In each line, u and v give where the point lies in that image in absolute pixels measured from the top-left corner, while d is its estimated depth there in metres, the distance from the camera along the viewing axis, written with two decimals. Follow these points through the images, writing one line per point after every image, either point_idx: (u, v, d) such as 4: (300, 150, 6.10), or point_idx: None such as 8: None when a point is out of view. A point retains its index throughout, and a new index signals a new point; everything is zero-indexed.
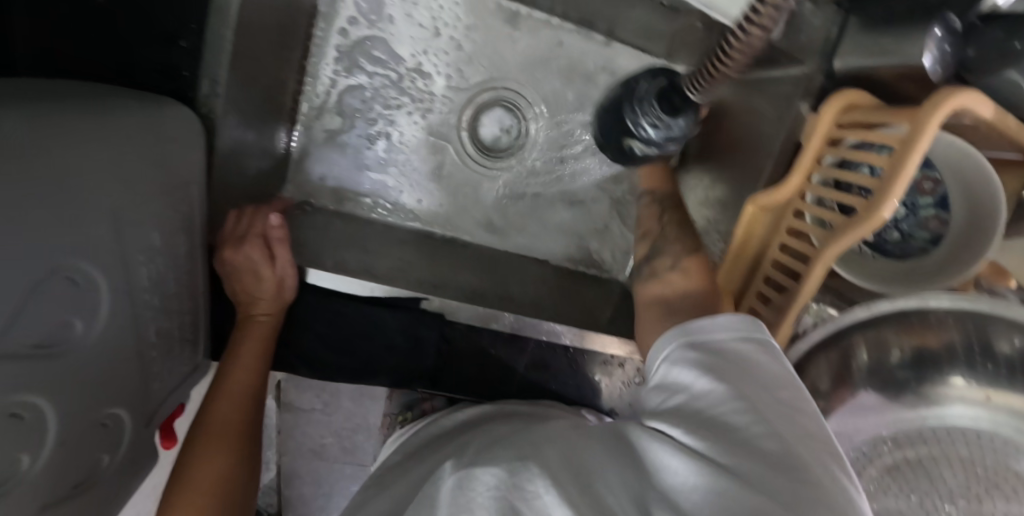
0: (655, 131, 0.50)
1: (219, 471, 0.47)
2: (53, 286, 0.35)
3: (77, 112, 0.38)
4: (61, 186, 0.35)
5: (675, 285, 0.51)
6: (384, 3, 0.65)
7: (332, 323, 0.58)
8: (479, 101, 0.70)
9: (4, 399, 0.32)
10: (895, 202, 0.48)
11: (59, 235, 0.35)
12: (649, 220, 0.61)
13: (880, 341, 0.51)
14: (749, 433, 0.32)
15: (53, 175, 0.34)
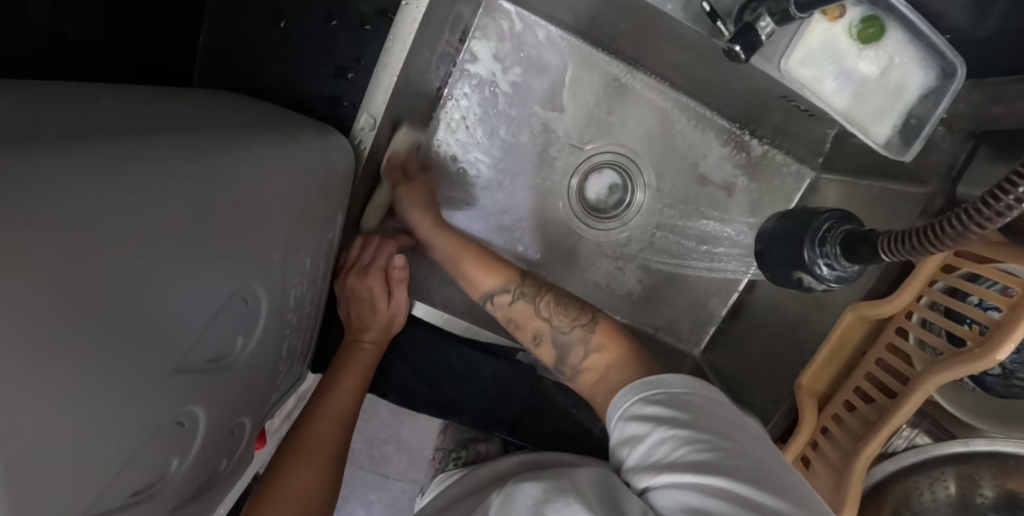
0: (826, 273, 0.49)
1: (311, 489, 0.49)
2: (230, 307, 0.38)
3: (273, 145, 0.41)
4: (252, 216, 0.38)
5: (603, 363, 0.48)
6: (520, 62, 0.69)
7: (428, 358, 0.60)
8: (594, 164, 0.73)
9: (176, 409, 0.35)
10: (1011, 348, 0.47)
11: (243, 261, 0.38)
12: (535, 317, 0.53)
13: (970, 477, 0.51)
14: (751, 474, 0.35)
15: (250, 207, 0.37)
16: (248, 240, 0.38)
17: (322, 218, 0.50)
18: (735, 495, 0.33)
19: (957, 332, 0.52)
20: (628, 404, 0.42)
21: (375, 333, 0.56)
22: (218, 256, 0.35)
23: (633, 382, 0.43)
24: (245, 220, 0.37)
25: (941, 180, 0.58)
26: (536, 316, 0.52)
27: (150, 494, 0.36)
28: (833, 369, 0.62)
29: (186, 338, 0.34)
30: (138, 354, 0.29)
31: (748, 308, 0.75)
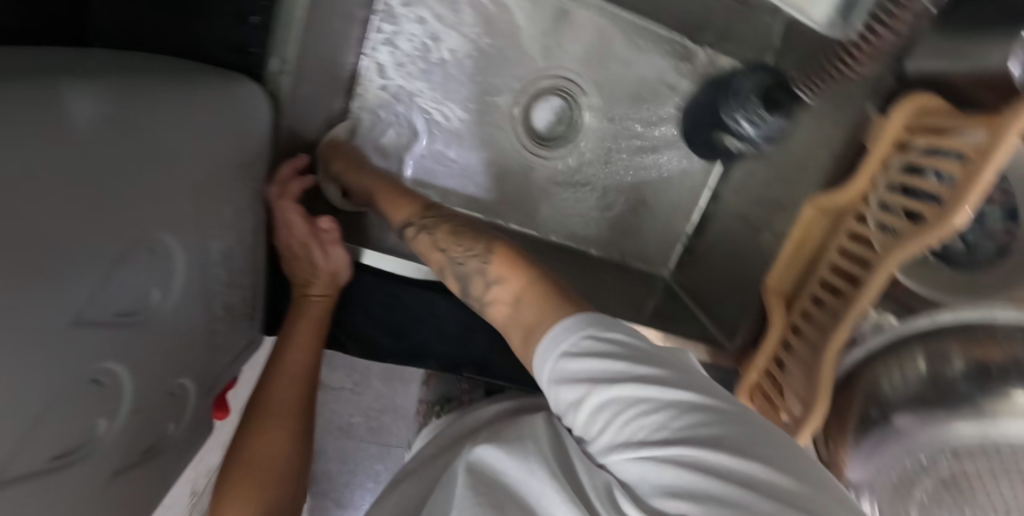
0: (750, 126, 0.63)
1: (280, 447, 0.46)
2: (135, 258, 0.36)
3: (162, 83, 0.38)
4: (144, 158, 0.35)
5: (508, 295, 0.38)
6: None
7: (387, 306, 0.58)
8: (536, 91, 0.71)
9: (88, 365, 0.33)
10: (968, 210, 0.46)
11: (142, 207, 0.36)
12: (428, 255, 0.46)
13: (940, 351, 0.50)
14: (724, 434, 0.27)
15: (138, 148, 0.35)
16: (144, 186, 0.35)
17: (241, 168, 0.47)
18: (707, 468, 0.25)
19: (915, 206, 0.50)
20: (555, 359, 0.32)
21: (325, 283, 0.53)
22: None
23: (563, 324, 0.33)
24: None
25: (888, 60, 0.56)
26: (437, 248, 0.45)
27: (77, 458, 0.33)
28: (800, 267, 0.60)
29: (97, 287, 0.31)
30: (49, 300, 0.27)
31: (714, 222, 0.74)
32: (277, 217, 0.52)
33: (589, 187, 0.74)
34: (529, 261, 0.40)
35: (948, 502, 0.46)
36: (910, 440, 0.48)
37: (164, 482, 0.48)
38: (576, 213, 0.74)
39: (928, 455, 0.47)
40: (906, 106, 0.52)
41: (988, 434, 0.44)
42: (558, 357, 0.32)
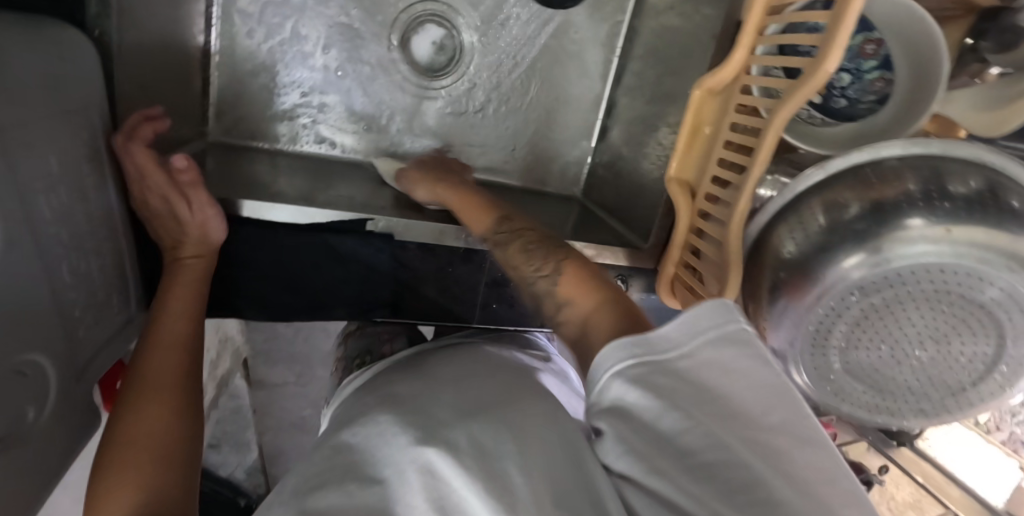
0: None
1: (161, 424, 0.40)
2: None
3: None
4: None
5: (581, 318, 0.37)
6: None
7: (275, 258, 0.55)
8: (409, 21, 0.68)
9: None
10: (840, 54, 0.46)
11: None
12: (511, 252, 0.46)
13: (835, 199, 0.49)
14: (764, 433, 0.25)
15: None
16: None
17: (67, 118, 0.42)
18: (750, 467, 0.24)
19: (791, 65, 0.51)
20: (622, 356, 0.30)
21: (195, 241, 0.50)
22: None
23: (703, 315, 0.30)
24: None
25: None
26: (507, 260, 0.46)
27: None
28: (698, 155, 0.60)
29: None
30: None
31: (615, 133, 0.73)
32: (130, 175, 0.47)
33: (482, 114, 0.73)
34: (604, 282, 0.39)
35: (875, 327, 0.46)
36: (818, 288, 0.48)
37: (53, 482, 0.42)
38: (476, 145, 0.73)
39: (838, 296, 0.46)
40: None
41: (892, 262, 0.44)
42: (631, 362, 0.30)
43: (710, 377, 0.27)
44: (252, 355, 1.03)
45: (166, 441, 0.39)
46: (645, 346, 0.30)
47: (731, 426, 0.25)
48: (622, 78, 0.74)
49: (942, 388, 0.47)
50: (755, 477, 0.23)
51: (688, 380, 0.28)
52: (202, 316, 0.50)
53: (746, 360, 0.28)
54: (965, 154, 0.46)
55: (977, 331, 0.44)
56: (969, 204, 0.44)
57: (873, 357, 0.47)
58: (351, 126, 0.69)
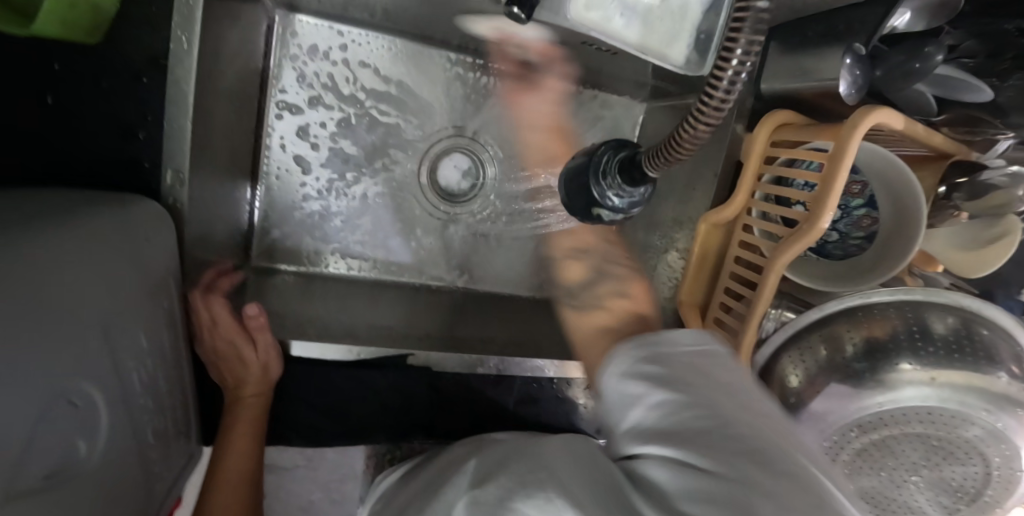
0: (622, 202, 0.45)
1: None
2: (57, 412, 0.34)
3: (55, 234, 0.37)
4: (52, 311, 0.35)
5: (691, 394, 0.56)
6: (336, 85, 0.70)
7: (321, 392, 0.60)
8: (437, 150, 0.76)
9: None
10: (832, 212, 0.54)
11: (58, 358, 0.35)
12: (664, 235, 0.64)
13: (836, 335, 0.55)
14: (732, 418, 0.34)
15: (45, 302, 0.34)
16: (57, 338, 0.35)
17: (154, 287, 0.46)
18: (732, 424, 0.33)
19: (788, 215, 0.58)
20: (627, 360, 0.40)
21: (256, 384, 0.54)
22: (31, 366, 0.32)
23: (687, 334, 0.41)
24: (45, 318, 0.34)
25: (747, 82, 0.65)
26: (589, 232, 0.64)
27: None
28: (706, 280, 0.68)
29: (13, 461, 0.30)
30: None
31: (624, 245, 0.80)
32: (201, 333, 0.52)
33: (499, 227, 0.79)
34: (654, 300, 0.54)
35: (874, 456, 0.52)
36: (821, 422, 0.53)
37: None
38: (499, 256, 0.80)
39: (840, 432, 0.52)
40: (766, 125, 0.62)
41: (884, 406, 0.50)
42: (637, 351, 0.40)
43: (707, 373, 0.38)
44: None
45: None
46: (648, 342, 0.41)
47: (733, 416, 0.34)
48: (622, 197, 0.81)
49: (939, 507, 0.52)
50: (748, 434, 0.32)
51: (676, 365, 0.38)
52: (259, 448, 0.55)
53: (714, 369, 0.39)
54: (942, 300, 0.54)
55: (964, 462, 0.50)
56: (949, 347, 0.50)
57: (873, 481, 0.53)
58: (382, 244, 0.75)
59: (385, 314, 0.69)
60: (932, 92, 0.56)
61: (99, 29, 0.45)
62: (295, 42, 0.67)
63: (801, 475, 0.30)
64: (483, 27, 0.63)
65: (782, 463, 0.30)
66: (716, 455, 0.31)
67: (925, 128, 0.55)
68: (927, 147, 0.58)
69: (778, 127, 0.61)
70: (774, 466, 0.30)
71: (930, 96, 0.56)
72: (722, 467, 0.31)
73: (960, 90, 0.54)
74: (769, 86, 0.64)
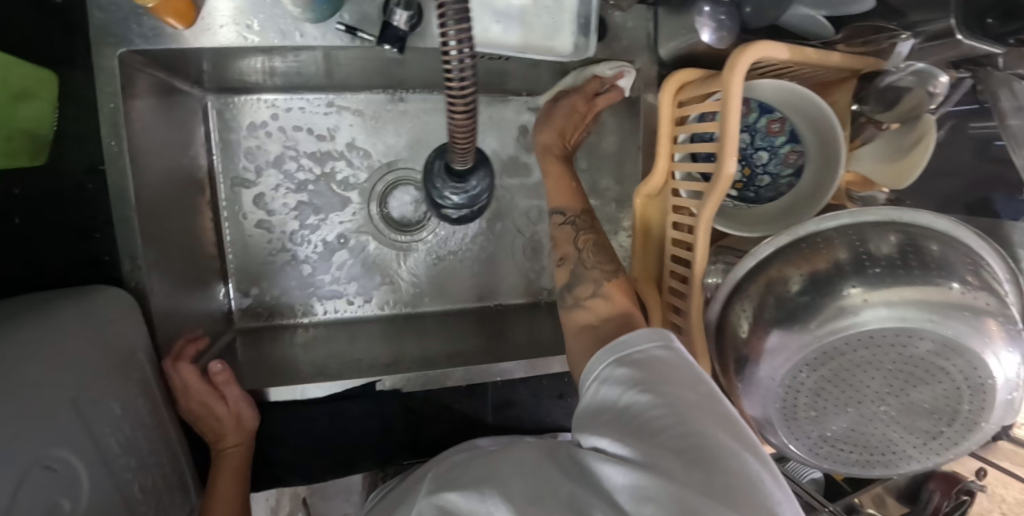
0: (459, 197, 0.58)
1: None
2: (34, 476, 0.40)
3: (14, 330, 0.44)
4: (20, 393, 0.41)
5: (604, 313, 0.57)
6: (278, 149, 0.76)
7: (305, 431, 0.65)
8: (385, 185, 0.80)
9: None
10: (734, 157, 0.53)
11: (28, 432, 0.41)
12: (566, 243, 0.65)
13: (775, 277, 0.53)
14: (685, 414, 0.39)
15: (10, 387, 0.40)
16: (26, 414, 0.41)
17: (121, 362, 0.53)
18: (677, 422, 0.39)
19: (704, 170, 0.58)
20: (603, 365, 0.47)
21: (236, 434, 0.59)
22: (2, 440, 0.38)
23: (630, 335, 0.48)
24: (12, 399, 0.40)
25: (645, 52, 0.65)
26: (573, 242, 0.64)
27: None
28: (655, 251, 0.68)
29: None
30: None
31: None
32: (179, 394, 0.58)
33: (458, 247, 0.83)
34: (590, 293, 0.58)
35: (834, 393, 0.49)
36: (771, 368, 0.51)
37: None
38: (466, 272, 0.83)
39: (790, 374, 0.50)
40: (668, 89, 0.61)
41: (825, 338, 0.47)
42: (610, 362, 0.47)
43: (664, 372, 0.43)
44: (309, 492, 1.12)
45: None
46: (624, 355, 0.47)
47: (680, 418, 0.39)
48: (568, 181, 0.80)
49: (920, 432, 0.49)
50: (689, 429, 0.38)
51: (638, 366, 0.45)
52: (246, 493, 0.59)
53: (672, 368, 0.44)
54: (870, 218, 0.52)
55: (930, 380, 0.47)
56: (885, 265, 0.48)
57: (844, 419, 0.50)
58: (352, 285, 0.80)
59: (360, 349, 0.73)
60: (822, 12, 0.54)
61: (43, 150, 0.53)
62: (234, 123, 0.75)
63: (725, 473, 0.35)
64: (385, 67, 0.68)
65: (715, 464, 0.35)
66: (656, 449, 0.38)
67: (815, 51, 0.53)
68: (832, 69, 0.55)
69: (678, 86, 0.61)
70: (709, 467, 0.35)
71: (822, 17, 0.55)
72: (658, 463, 0.36)
73: (847, 4, 0.52)
74: (666, 51, 0.64)
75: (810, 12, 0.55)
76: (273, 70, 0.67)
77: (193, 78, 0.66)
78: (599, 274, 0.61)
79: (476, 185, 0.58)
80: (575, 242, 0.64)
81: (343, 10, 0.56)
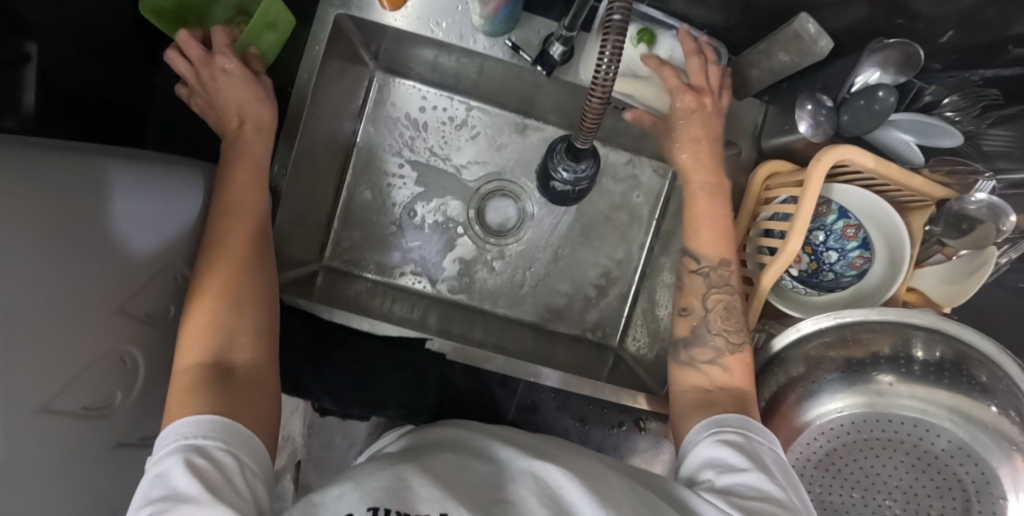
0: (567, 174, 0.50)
1: (244, 223, 0.55)
2: (162, 278, 0.51)
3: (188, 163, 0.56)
4: (177, 211, 0.52)
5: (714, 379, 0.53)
6: (416, 130, 0.86)
7: (352, 361, 0.71)
8: (487, 190, 0.87)
9: (117, 344, 0.46)
10: (799, 237, 0.59)
11: (173, 242, 0.52)
12: (692, 297, 0.60)
13: (818, 361, 0.53)
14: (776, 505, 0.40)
15: (173, 205, 0.52)
16: (178, 230, 0.52)
17: None
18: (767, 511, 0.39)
19: (769, 246, 0.64)
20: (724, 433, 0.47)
21: (254, 120, 0.61)
22: (155, 238, 0.50)
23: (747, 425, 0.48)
24: (174, 212, 0.52)
25: (750, 139, 0.72)
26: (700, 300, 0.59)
27: (98, 415, 0.46)
28: None
29: (122, 287, 0.46)
30: (98, 274, 0.43)
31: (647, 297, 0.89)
32: (192, 81, 0.60)
33: (535, 271, 0.87)
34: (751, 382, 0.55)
35: (840, 467, 0.52)
36: (792, 432, 0.53)
37: None
38: (534, 294, 0.87)
39: (805, 440, 0.52)
40: (760, 172, 0.68)
41: (867, 407, 0.51)
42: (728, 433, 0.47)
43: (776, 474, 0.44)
44: (306, 458, 1.15)
45: (248, 241, 0.54)
46: (746, 432, 0.47)
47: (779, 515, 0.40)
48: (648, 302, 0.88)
49: None
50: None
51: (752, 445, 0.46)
52: (263, 225, 0.57)
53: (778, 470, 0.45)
54: (928, 324, 0.50)
55: (942, 493, 0.50)
56: (932, 370, 0.51)
57: (843, 500, 0.52)
58: (433, 275, 0.85)
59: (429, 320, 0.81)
60: (913, 140, 0.61)
61: None
62: (389, 100, 0.86)
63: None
64: (531, 91, 0.79)
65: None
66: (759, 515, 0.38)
67: (902, 170, 0.60)
68: (912, 191, 0.62)
69: (770, 174, 0.68)
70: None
71: (912, 143, 0.62)
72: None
73: (936, 135, 0.60)
74: (768, 143, 0.72)
75: (900, 137, 0.62)
76: (438, 65, 0.79)
77: (373, 52, 0.79)
78: (721, 341, 0.56)
79: (590, 174, 0.49)
80: (705, 299, 0.59)
81: (513, 33, 0.69)
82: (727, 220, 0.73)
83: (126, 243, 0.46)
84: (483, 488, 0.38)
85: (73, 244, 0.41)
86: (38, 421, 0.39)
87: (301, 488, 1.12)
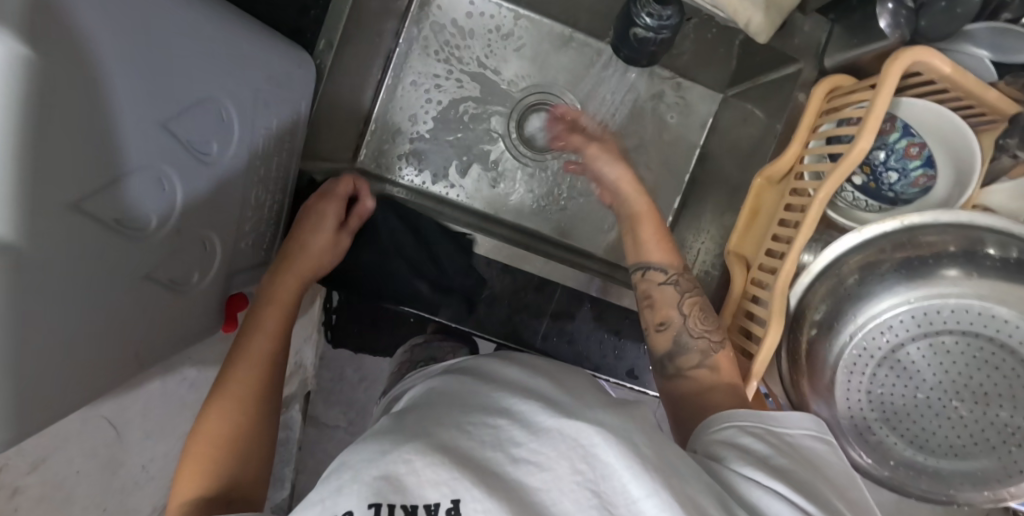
0: (652, 19, 0.61)
1: (231, 409, 0.49)
2: (203, 110, 0.46)
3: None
4: (212, 35, 0.47)
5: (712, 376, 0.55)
6: (458, 36, 0.83)
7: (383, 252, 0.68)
8: (529, 104, 0.85)
9: (158, 158, 0.42)
10: (870, 137, 0.56)
11: (213, 71, 0.47)
12: (667, 303, 0.62)
13: (873, 257, 0.51)
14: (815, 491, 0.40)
15: (209, 27, 0.47)
16: (215, 57, 0.47)
17: (287, 101, 0.59)
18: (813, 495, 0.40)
19: (833, 152, 0.61)
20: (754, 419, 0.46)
21: (339, 226, 0.63)
22: (195, 59, 0.44)
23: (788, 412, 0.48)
24: (210, 37, 0.47)
25: (813, 55, 0.69)
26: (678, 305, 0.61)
27: (132, 235, 0.42)
28: (757, 232, 0.70)
29: (169, 98, 0.42)
30: (150, 79, 0.39)
31: (684, 227, 0.86)
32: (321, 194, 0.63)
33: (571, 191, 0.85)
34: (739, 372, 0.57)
35: (901, 366, 0.51)
36: (852, 326, 0.52)
37: (176, 344, 0.54)
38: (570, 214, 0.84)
39: (866, 337, 0.51)
40: (823, 84, 0.65)
41: (938, 299, 0.50)
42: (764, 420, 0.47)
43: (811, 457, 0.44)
44: (317, 390, 1.08)
45: (238, 425, 0.49)
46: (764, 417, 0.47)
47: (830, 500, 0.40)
48: (687, 231, 0.86)
49: (986, 447, 0.49)
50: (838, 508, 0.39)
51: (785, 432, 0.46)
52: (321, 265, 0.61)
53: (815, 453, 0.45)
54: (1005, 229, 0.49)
55: (1014, 397, 0.49)
56: (1003, 265, 0.49)
57: (905, 403, 0.51)
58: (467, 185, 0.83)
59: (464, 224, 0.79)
60: (990, 56, 0.59)
61: None
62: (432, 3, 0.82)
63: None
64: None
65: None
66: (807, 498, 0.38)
67: (976, 79, 0.57)
68: (982, 105, 0.59)
69: (833, 86, 0.65)
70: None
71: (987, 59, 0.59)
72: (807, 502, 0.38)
73: (1015, 50, 0.58)
74: (831, 61, 0.68)
75: (974, 51, 0.60)
76: None
77: None
78: (706, 343, 0.58)
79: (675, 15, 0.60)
80: (680, 303, 0.61)
81: None
82: (782, 136, 0.70)
83: (170, 52, 0.41)
84: (493, 457, 0.34)
85: (123, 22, 0.36)
86: (64, 215, 0.34)
87: (309, 419, 1.06)
